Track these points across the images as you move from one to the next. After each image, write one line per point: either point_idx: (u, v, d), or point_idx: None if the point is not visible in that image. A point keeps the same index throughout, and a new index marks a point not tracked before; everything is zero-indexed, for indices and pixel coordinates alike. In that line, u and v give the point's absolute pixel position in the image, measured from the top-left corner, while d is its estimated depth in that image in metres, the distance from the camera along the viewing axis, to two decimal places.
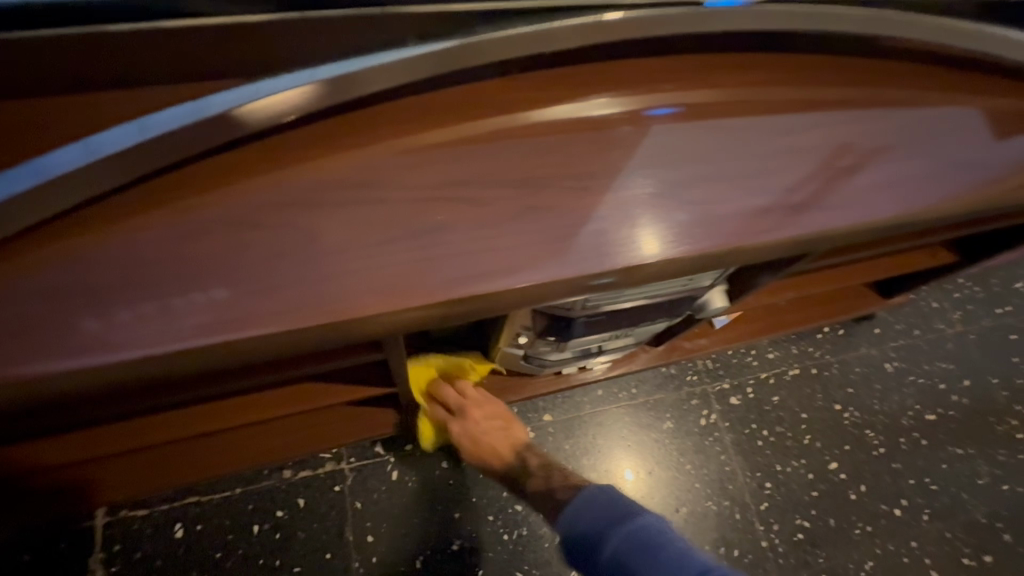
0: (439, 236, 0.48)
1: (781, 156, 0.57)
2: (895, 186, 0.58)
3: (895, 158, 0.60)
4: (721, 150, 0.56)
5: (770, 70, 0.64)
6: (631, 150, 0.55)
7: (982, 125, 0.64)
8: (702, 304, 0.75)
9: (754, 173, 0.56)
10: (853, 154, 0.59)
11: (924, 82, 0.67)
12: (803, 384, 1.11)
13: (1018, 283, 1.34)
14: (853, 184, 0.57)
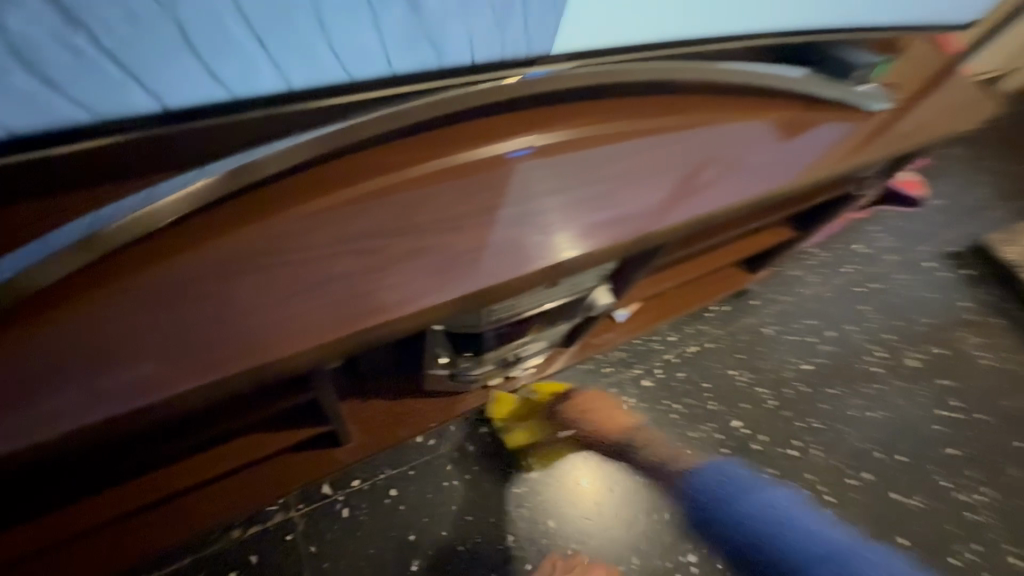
0: (344, 282, 0.56)
1: (622, 176, 0.72)
2: (710, 189, 0.73)
3: (711, 164, 0.76)
4: (574, 176, 0.70)
5: (608, 108, 0.79)
6: (498, 189, 0.66)
7: (772, 131, 0.82)
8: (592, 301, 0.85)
9: (598, 194, 0.69)
10: (677, 166, 0.75)
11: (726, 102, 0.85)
12: (702, 357, 1.28)
13: (856, 245, 1.63)
14: (677, 191, 0.72)
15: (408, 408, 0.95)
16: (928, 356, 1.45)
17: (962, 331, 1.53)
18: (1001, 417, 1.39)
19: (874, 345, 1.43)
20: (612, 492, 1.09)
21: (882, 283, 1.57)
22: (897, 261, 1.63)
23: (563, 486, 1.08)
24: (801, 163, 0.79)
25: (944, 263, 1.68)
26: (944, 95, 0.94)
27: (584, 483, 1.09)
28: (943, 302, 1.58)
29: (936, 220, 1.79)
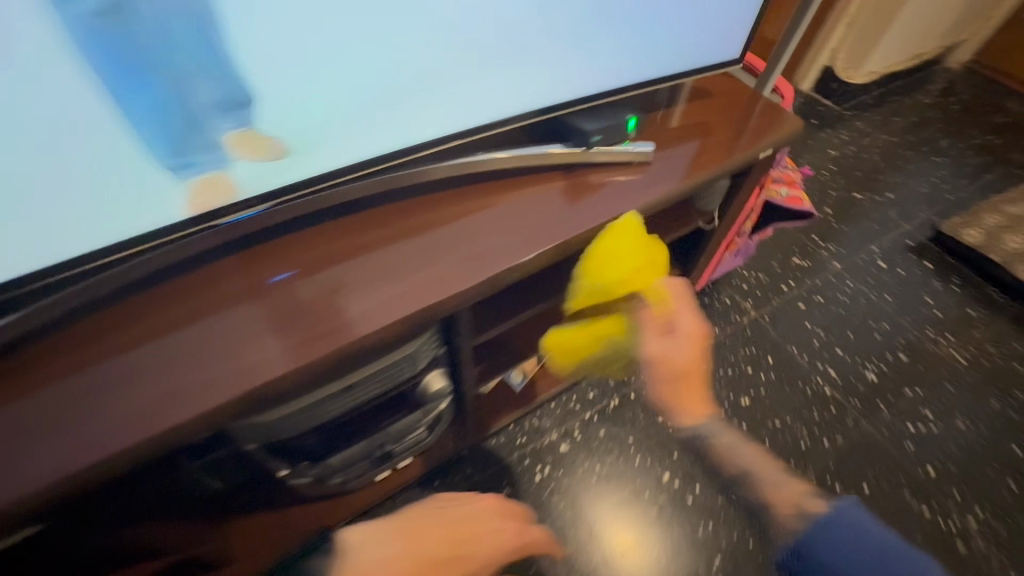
0: (53, 458, 0.53)
1: (388, 277, 0.69)
2: (486, 267, 0.70)
3: (487, 249, 0.71)
4: (330, 295, 0.67)
5: (380, 210, 0.75)
6: (247, 321, 0.64)
7: (568, 191, 0.78)
8: (425, 389, 0.83)
9: (359, 303, 0.66)
10: (448, 258, 0.71)
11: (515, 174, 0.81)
12: (625, 410, 1.23)
13: (794, 259, 1.56)
14: (450, 276, 0.69)
15: (291, 518, 0.95)
16: (889, 366, 1.34)
17: (927, 332, 1.41)
18: (985, 423, 1.25)
19: (823, 364, 1.33)
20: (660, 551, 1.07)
21: (828, 295, 1.48)
22: (842, 267, 1.55)
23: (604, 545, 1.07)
24: (592, 220, 0.75)
25: (898, 261, 1.58)
26: (762, 113, 0.90)
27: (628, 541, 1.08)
28: (899, 303, 1.47)
29: (883, 217, 1.70)
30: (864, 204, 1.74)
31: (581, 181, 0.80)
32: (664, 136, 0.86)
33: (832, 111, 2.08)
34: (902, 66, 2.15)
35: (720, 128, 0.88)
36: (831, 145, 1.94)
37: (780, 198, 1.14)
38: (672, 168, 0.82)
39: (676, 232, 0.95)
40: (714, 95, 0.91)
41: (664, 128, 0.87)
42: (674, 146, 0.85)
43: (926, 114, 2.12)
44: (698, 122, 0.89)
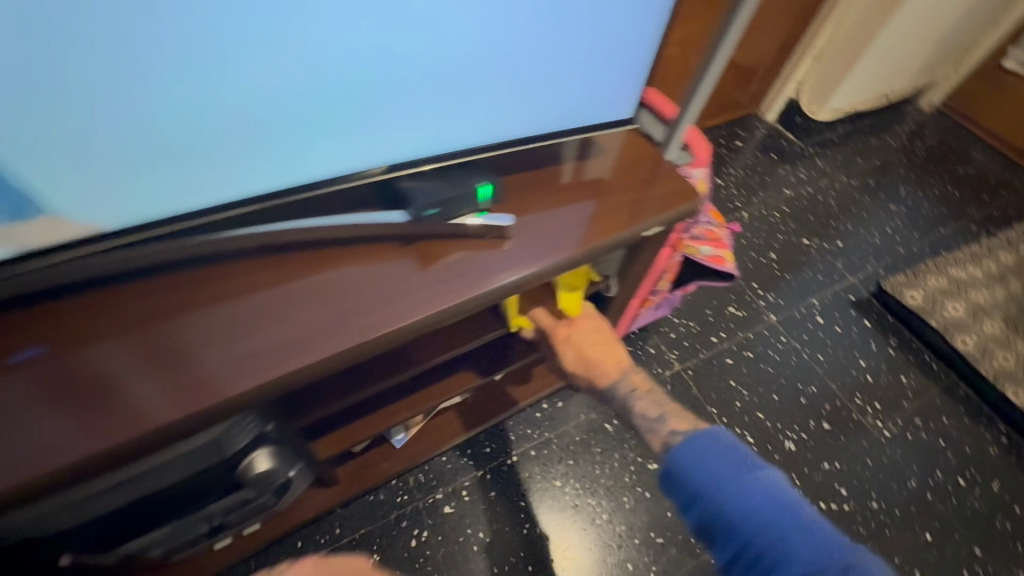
0: None
1: (168, 366, 0.55)
2: (292, 358, 0.57)
3: (294, 340, 0.58)
4: (73, 389, 0.53)
5: (172, 278, 0.61)
6: None
7: (421, 257, 0.66)
8: (245, 469, 0.71)
9: (118, 404, 0.52)
10: (241, 351, 0.57)
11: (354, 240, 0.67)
12: (521, 469, 1.13)
13: (729, 308, 1.47)
14: (246, 372, 0.55)
15: None
16: (810, 435, 1.27)
17: (855, 398, 1.35)
18: (900, 504, 1.20)
19: (741, 429, 1.26)
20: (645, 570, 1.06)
21: (759, 350, 1.40)
22: (778, 321, 1.47)
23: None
24: (436, 303, 0.62)
25: (837, 317, 1.51)
26: (661, 179, 0.79)
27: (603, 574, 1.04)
28: (831, 365, 1.41)
29: (829, 267, 1.63)
30: (812, 251, 1.67)
31: (434, 253, 0.66)
32: (548, 198, 0.74)
33: (794, 146, 2.00)
34: (869, 106, 2.09)
35: (613, 192, 0.77)
36: (787, 184, 1.86)
37: (701, 257, 1.05)
38: (547, 242, 0.69)
39: (562, 301, 0.86)
40: (609, 157, 0.81)
41: (550, 190, 0.75)
42: (557, 211, 0.72)
43: (889, 157, 2.05)
44: (591, 185, 0.77)
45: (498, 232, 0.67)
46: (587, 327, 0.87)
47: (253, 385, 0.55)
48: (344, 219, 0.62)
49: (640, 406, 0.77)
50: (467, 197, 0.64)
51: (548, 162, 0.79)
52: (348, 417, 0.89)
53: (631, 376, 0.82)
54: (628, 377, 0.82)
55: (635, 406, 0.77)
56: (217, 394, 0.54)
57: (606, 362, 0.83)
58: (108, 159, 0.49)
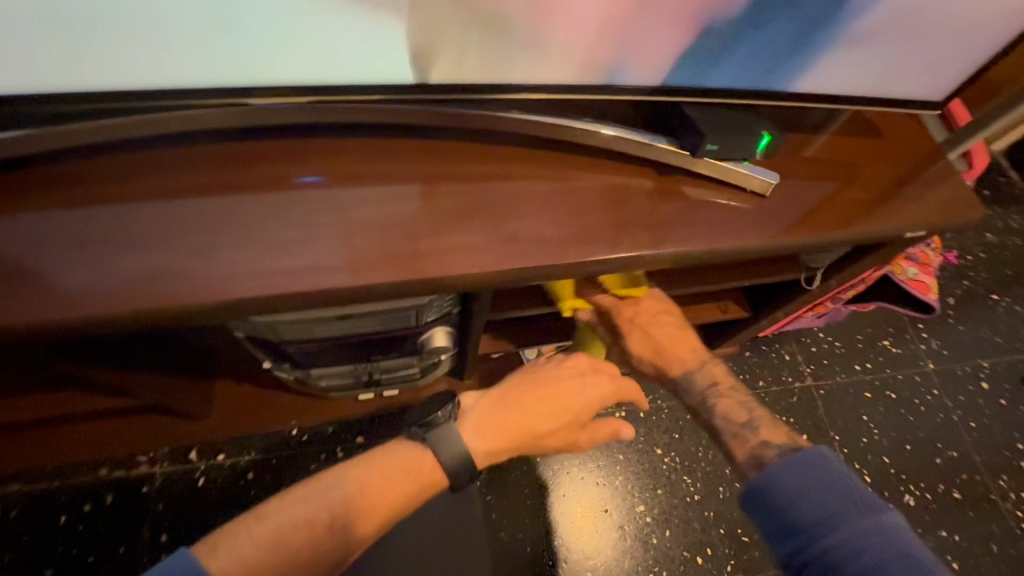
0: (28, 288, 0.50)
1: (426, 224, 0.57)
2: (535, 252, 0.57)
3: (531, 235, 0.58)
4: (339, 220, 0.57)
5: (427, 144, 0.63)
6: (262, 219, 0.56)
7: (668, 190, 0.62)
8: (425, 340, 0.76)
9: (380, 245, 0.56)
10: (480, 231, 0.58)
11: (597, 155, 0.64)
12: (627, 425, 1.15)
13: (884, 341, 1.34)
14: (492, 251, 0.56)
15: (266, 398, 0.98)
16: (935, 498, 1.17)
17: (999, 479, 1.22)
18: None
19: (860, 466, 1.18)
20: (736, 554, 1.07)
21: (904, 394, 1.28)
22: (935, 371, 1.33)
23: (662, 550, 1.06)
24: (671, 243, 0.59)
25: (1006, 389, 1.34)
26: (933, 181, 0.69)
27: (689, 554, 1.06)
28: (982, 436, 1.26)
29: (1014, 333, 1.43)
30: (999, 310, 1.46)
31: (676, 190, 0.63)
32: (801, 170, 0.68)
33: (1016, 187, 1.70)
34: None
35: (874, 182, 0.69)
36: (993, 227, 1.60)
37: (904, 278, 0.94)
38: (793, 216, 0.64)
39: (760, 278, 0.81)
40: (877, 141, 0.72)
41: (804, 160, 0.69)
42: (809, 187, 0.66)
43: None
44: (851, 168, 0.69)
45: (752, 187, 0.63)
46: (653, 308, 0.80)
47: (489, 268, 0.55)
48: (608, 128, 0.60)
49: (722, 407, 0.72)
50: (745, 142, 0.60)
51: (809, 129, 0.71)
52: (502, 324, 0.93)
53: (707, 368, 0.78)
54: (706, 367, 0.78)
55: (717, 406, 0.73)
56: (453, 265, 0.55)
57: (681, 351, 0.78)
58: (458, 14, 0.50)
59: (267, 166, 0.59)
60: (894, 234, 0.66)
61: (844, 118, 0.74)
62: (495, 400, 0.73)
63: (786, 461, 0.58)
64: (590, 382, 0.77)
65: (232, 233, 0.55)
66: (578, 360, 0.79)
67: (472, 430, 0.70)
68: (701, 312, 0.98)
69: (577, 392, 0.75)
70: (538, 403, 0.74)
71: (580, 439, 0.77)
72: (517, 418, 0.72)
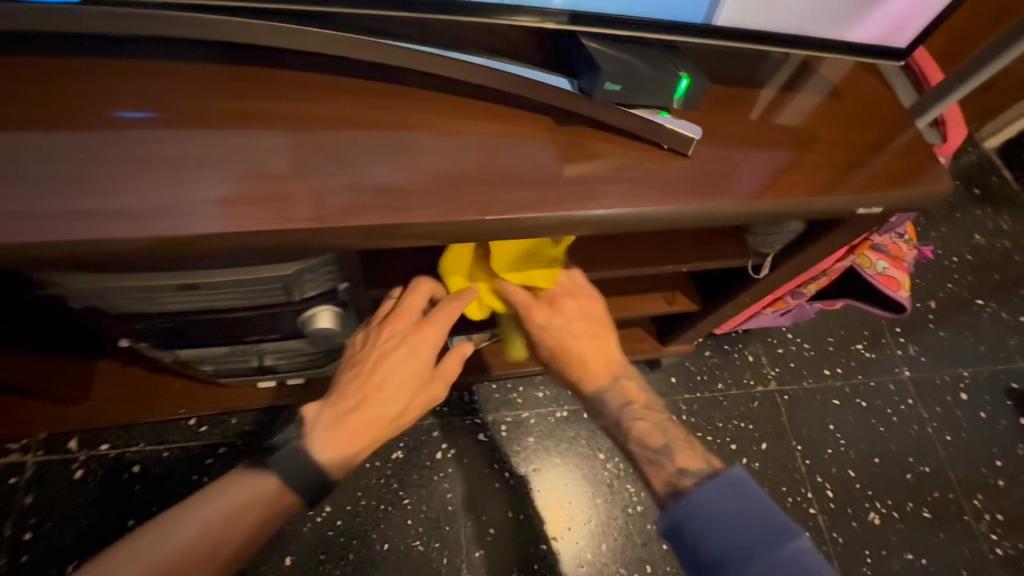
0: None
1: (269, 172, 0.48)
2: (395, 210, 0.47)
3: (396, 192, 0.49)
4: (163, 163, 0.48)
5: (293, 85, 0.54)
6: (72, 156, 0.47)
7: (570, 147, 0.53)
8: (307, 321, 0.66)
9: (209, 192, 0.47)
10: (336, 184, 0.48)
11: (495, 103, 0.55)
12: (568, 427, 1.05)
13: (857, 345, 1.24)
14: (343, 204, 0.47)
15: (154, 384, 0.87)
16: (901, 517, 1.07)
17: (973, 498, 1.12)
18: None
19: (823, 479, 1.08)
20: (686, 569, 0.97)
21: (875, 403, 1.18)
22: (911, 379, 1.23)
23: (596, 566, 0.96)
24: (566, 209, 0.49)
25: (986, 400, 1.24)
26: (894, 148, 0.59)
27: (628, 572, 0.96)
28: (958, 451, 1.17)
29: (998, 341, 1.33)
30: (983, 316, 1.35)
31: (581, 146, 0.53)
32: (739, 131, 0.57)
33: (1008, 187, 1.59)
34: None
35: (829, 149, 0.58)
36: (982, 228, 1.50)
37: (872, 272, 0.84)
38: (721, 180, 0.54)
39: (700, 263, 0.70)
40: (834, 102, 0.62)
41: (744, 119, 0.58)
42: (747, 150, 0.56)
43: None
44: (798, 131, 0.59)
45: (674, 145, 0.53)
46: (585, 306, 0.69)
47: (339, 230, 0.46)
48: (502, 66, 0.51)
49: (637, 431, 0.65)
50: (660, 88, 0.50)
51: (756, 84, 0.61)
52: None
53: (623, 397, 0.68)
54: (618, 384, 0.69)
55: (631, 430, 0.65)
56: (296, 223, 0.46)
57: (597, 365, 0.68)
58: None
59: (88, 101, 0.50)
60: (844, 211, 0.56)
61: (799, 75, 0.63)
62: (342, 408, 0.60)
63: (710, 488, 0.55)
64: (420, 343, 0.62)
65: (31, 169, 0.46)
66: (393, 319, 0.63)
67: (322, 444, 0.58)
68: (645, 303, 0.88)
69: (409, 359, 0.62)
70: (376, 387, 0.61)
71: (437, 392, 0.66)
72: (365, 411, 0.60)
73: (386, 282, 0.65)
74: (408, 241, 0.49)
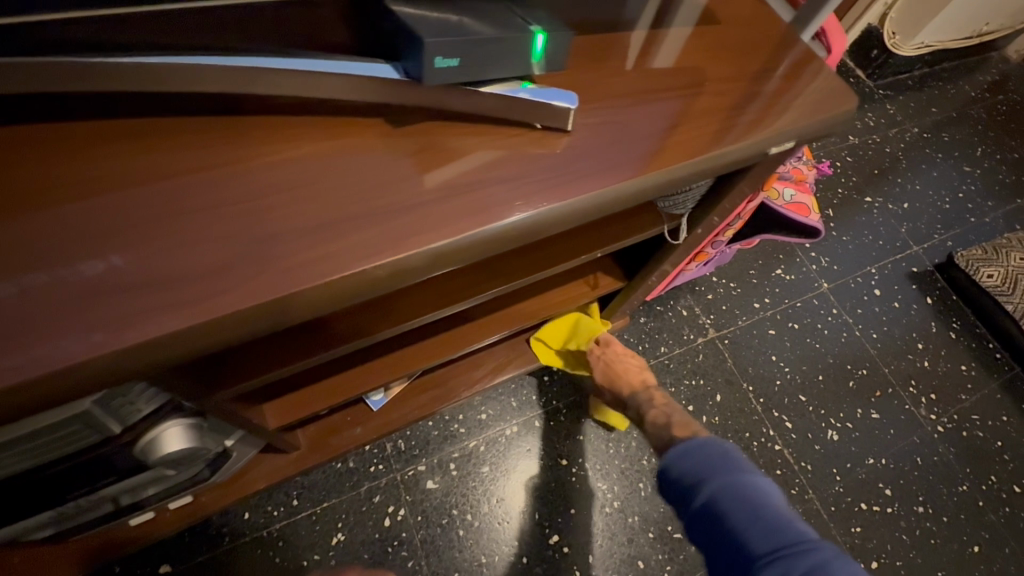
0: None
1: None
2: (197, 301, 0.35)
3: (202, 269, 0.35)
4: None
5: (13, 150, 0.38)
6: None
7: (420, 155, 0.41)
8: (144, 450, 0.49)
9: None
10: (107, 280, 0.34)
11: (311, 117, 0.42)
12: (522, 441, 0.95)
13: (777, 270, 1.25)
14: (114, 312, 0.33)
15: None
16: (856, 425, 1.09)
17: (908, 386, 1.17)
18: (949, 512, 1.04)
19: (780, 413, 1.08)
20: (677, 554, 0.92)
21: (807, 322, 1.20)
22: (831, 290, 1.26)
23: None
24: (436, 237, 0.39)
25: (896, 291, 1.31)
26: (784, 72, 0.52)
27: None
28: (885, 345, 1.22)
29: (892, 232, 1.40)
30: (874, 212, 1.42)
31: (436, 147, 0.42)
32: (623, 85, 0.48)
33: (863, 86, 1.70)
34: (956, 45, 1.78)
35: (722, 87, 0.51)
36: (852, 129, 1.58)
37: (781, 203, 0.82)
38: (613, 151, 0.44)
39: (613, 244, 0.62)
40: (714, 30, 0.54)
41: (627, 70, 0.49)
42: (630, 107, 0.47)
43: (966, 111, 1.76)
44: (686, 73, 0.50)
45: (549, 119, 0.42)
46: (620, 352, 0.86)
47: (125, 346, 0.33)
48: (312, 63, 0.38)
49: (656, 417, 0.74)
50: (510, 51, 0.39)
51: (629, 25, 0.52)
52: (311, 374, 0.68)
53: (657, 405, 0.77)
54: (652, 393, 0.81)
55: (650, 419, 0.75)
56: (49, 356, 0.32)
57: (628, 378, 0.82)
58: None
59: None
60: (752, 154, 0.49)
61: (671, 5, 0.55)
62: None
63: (682, 446, 0.58)
64: None
65: None
66: None
67: None
68: (570, 293, 0.79)
69: None
70: None
71: None
72: None
73: (242, 372, 0.50)
74: (232, 329, 0.36)
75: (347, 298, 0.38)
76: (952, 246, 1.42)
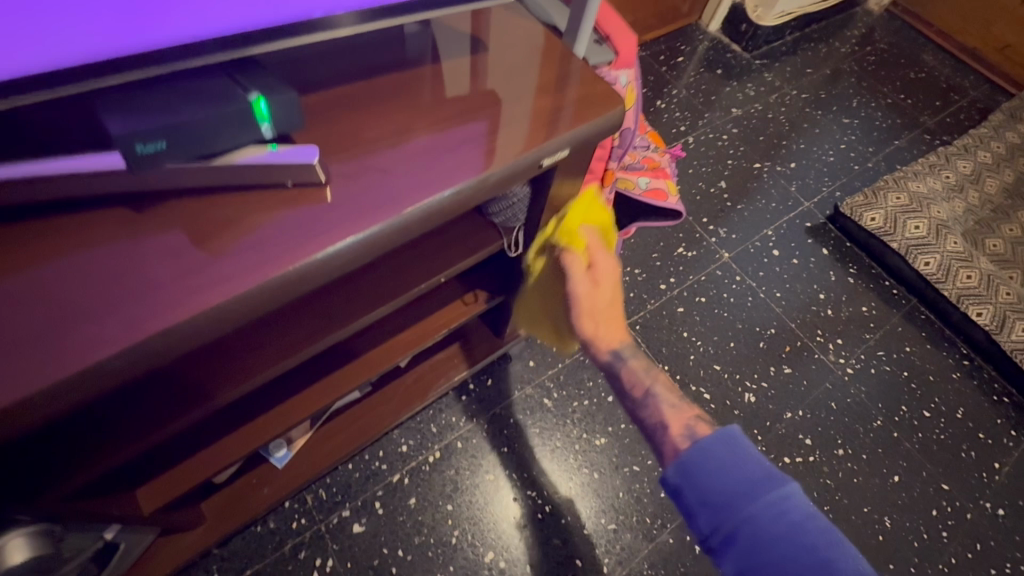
0: None
1: None
2: None
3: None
4: None
5: None
6: None
7: (184, 230, 0.41)
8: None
9: None
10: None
11: (60, 211, 0.41)
12: (446, 465, 0.95)
13: (678, 249, 1.30)
14: None
15: None
16: (770, 384, 1.14)
17: (816, 336, 1.23)
18: (867, 448, 1.09)
19: (697, 386, 1.11)
20: (614, 544, 0.94)
21: (712, 294, 1.25)
22: (732, 258, 1.31)
23: None
24: (205, 301, 0.38)
25: (793, 247, 1.37)
26: (565, 82, 0.54)
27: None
28: (790, 301, 1.27)
29: (783, 192, 1.46)
30: (764, 176, 1.49)
31: (201, 219, 0.41)
32: (399, 122, 0.49)
33: (741, 59, 1.79)
34: (819, 6, 1.88)
35: (503, 104, 0.52)
36: (734, 102, 1.65)
37: (638, 191, 0.84)
38: (386, 189, 0.44)
39: (454, 267, 0.65)
40: (497, 51, 0.56)
41: (407, 104, 0.50)
42: (406, 142, 0.47)
43: (839, 65, 1.86)
44: (468, 96, 0.52)
45: (309, 177, 0.42)
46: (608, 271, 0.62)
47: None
48: (33, 166, 0.37)
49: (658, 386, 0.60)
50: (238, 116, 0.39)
51: (408, 62, 0.53)
52: (188, 447, 0.67)
53: (656, 375, 0.61)
54: (629, 359, 0.61)
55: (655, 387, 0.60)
56: None
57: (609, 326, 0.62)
58: None
59: None
60: (535, 165, 0.50)
61: (454, 35, 0.57)
62: None
63: (713, 468, 0.50)
64: None
65: None
66: None
67: None
68: (449, 317, 0.80)
69: None
70: None
71: None
72: None
73: (68, 470, 0.48)
74: None
75: (122, 380, 0.37)
76: (840, 196, 1.50)
